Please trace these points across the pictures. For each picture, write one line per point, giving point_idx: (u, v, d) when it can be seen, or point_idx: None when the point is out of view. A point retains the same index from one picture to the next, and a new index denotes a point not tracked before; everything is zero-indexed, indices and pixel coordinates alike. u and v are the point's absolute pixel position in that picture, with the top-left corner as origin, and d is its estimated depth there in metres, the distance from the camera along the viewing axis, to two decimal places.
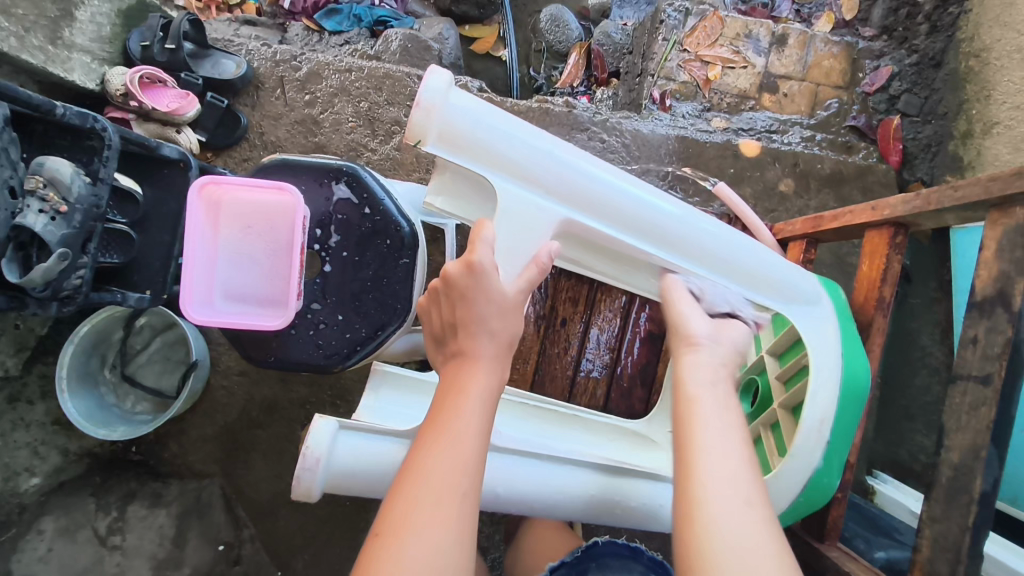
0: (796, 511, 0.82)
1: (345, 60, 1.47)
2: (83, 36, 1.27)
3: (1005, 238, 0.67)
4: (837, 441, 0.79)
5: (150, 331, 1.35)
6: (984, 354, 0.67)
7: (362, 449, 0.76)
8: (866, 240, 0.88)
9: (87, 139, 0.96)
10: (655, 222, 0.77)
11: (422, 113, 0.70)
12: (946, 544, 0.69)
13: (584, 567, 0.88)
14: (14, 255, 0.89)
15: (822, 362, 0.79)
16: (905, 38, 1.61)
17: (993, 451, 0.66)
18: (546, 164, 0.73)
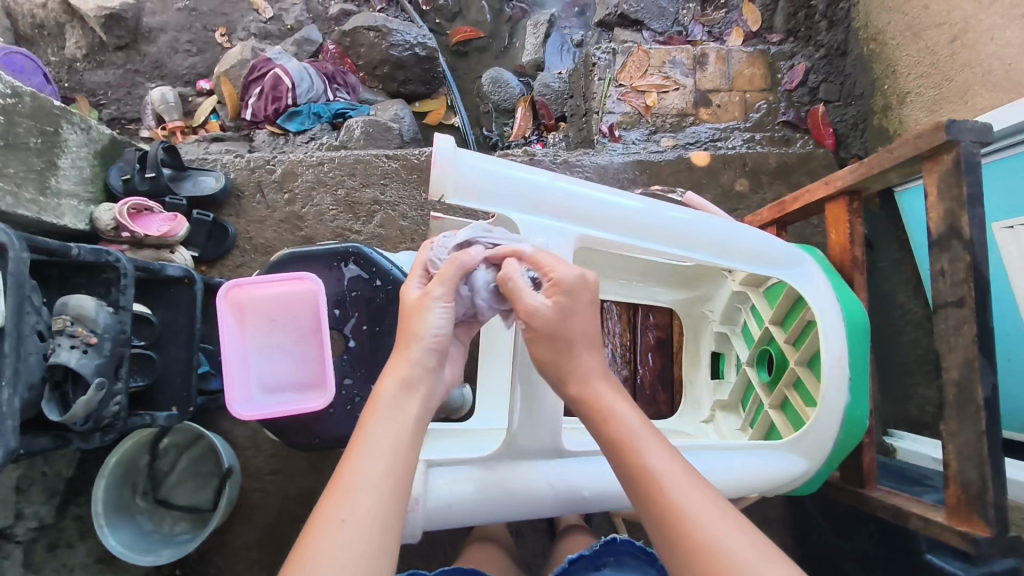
0: (837, 454, 0.87)
1: (315, 155, 1.56)
2: (68, 182, 1.34)
3: (941, 180, 0.77)
4: (858, 377, 0.86)
5: (175, 450, 1.36)
6: (953, 281, 0.76)
7: (454, 481, 0.78)
8: (828, 213, 0.98)
9: (103, 273, 1.01)
10: (658, 228, 0.85)
11: (439, 172, 0.78)
12: (969, 452, 0.75)
13: (601, 562, 0.89)
14: (51, 395, 0.91)
15: (824, 308, 0.85)
16: (809, 36, 1.80)
17: (984, 360, 0.74)
18: (551, 194, 0.83)
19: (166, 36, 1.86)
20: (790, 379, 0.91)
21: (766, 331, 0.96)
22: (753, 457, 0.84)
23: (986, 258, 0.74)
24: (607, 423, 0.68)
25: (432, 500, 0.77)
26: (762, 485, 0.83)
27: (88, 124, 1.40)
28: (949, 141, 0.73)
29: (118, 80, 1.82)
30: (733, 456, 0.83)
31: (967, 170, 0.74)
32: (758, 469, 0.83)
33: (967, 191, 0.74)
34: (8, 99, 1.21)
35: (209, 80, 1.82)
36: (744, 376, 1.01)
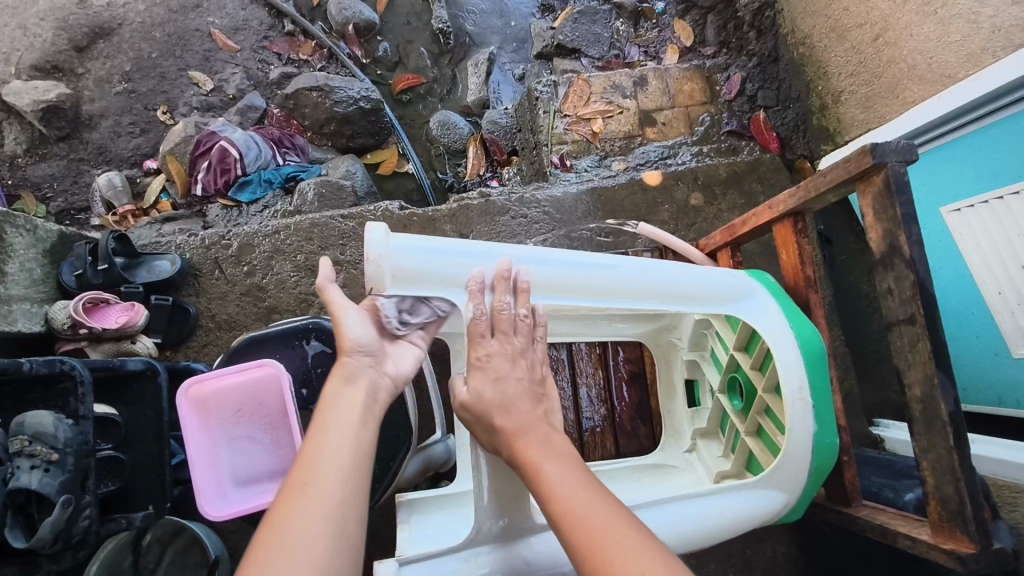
0: (815, 478, 0.87)
1: (270, 225, 1.55)
2: (18, 286, 1.31)
3: (875, 201, 0.79)
4: (822, 402, 0.87)
5: (158, 545, 1.32)
6: (902, 298, 0.77)
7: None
8: (777, 234, 1.00)
9: (60, 382, 0.97)
10: (610, 280, 0.85)
11: (374, 265, 0.74)
12: (944, 467, 0.75)
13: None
14: (16, 519, 0.89)
15: (778, 339, 0.88)
16: (741, 46, 1.84)
17: (943, 375, 0.74)
18: (492, 267, 0.81)
19: (107, 121, 1.84)
20: (760, 406, 0.92)
21: (731, 358, 0.97)
22: (731, 499, 0.85)
23: (930, 275, 0.75)
24: (551, 498, 0.65)
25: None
26: (741, 528, 0.84)
27: (34, 224, 1.38)
28: (876, 164, 0.75)
29: (63, 171, 1.79)
30: (710, 504, 0.83)
31: (897, 190, 0.76)
32: (736, 511, 0.84)
33: (901, 211, 0.76)
34: None
35: (156, 160, 1.81)
36: (717, 405, 1.02)
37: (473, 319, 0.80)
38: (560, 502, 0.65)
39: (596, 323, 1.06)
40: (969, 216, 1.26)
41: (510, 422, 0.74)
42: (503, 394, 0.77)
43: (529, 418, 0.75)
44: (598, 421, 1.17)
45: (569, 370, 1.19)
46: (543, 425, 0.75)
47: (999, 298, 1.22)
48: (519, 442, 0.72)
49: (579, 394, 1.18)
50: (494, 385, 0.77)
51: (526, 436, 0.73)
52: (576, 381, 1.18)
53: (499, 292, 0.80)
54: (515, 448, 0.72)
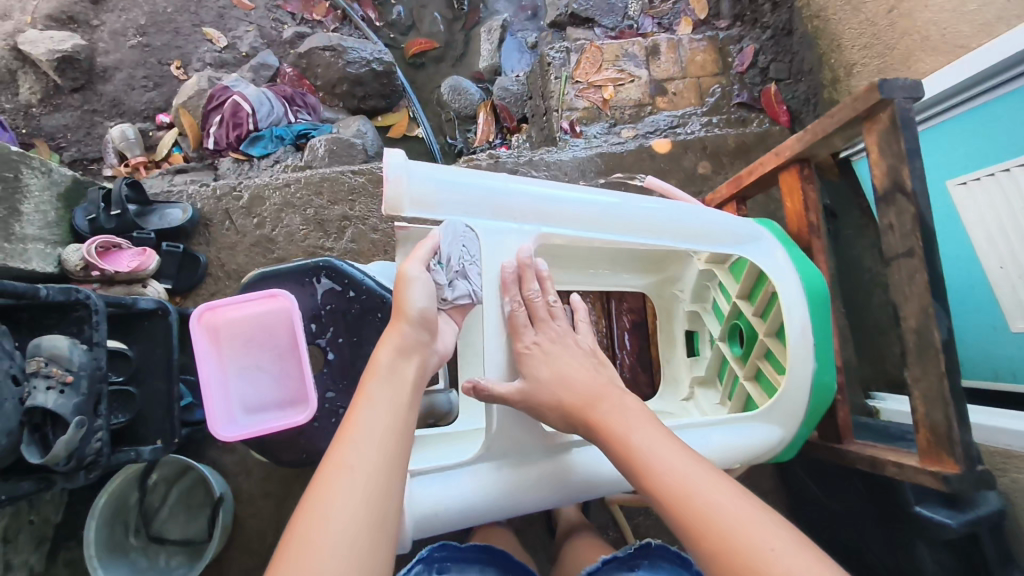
0: (810, 419, 0.90)
1: (280, 178, 1.57)
2: (32, 227, 1.33)
3: (881, 138, 0.80)
4: (822, 344, 0.89)
5: (164, 483, 1.42)
6: (902, 233, 0.79)
7: (440, 489, 0.78)
8: (783, 182, 1.01)
9: (73, 311, 1.00)
10: (616, 217, 0.88)
11: (393, 188, 0.77)
12: (934, 397, 0.77)
13: (636, 563, 0.88)
14: (31, 438, 0.91)
15: (783, 281, 0.90)
16: (756, 19, 1.84)
17: (938, 305, 0.76)
18: (507, 208, 0.85)
19: (122, 74, 1.85)
20: (760, 351, 0.94)
21: (734, 307, 0.99)
22: (735, 430, 0.88)
23: (930, 209, 0.76)
24: (651, 474, 0.68)
25: (418, 510, 0.76)
26: (741, 454, 0.87)
27: (48, 167, 1.40)
28: (884, 100, 0.76)
29: (77, 122, 1.80)
30: (714, 433, 0.86)
31: (903, 126, 0.77)
32: (735, 442, 0.87)
33: (905, 147, 0.77)
34: None
35: (168, 114, 1.81)
36: (717, 353, 1.04)
37: (510, 311, 0.84)
38: (648, 461, 0.69)
39: (598, 280, 1.10)
40: (975, 189, 1.27)
41: (576, 398, 0.78)
42: (559, 374, 0.80)
43: (599, 386, 0.79)
44: None
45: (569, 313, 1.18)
46: (609, 389, 0.79)
47: (1000, 272, 1.24)
48: (595, 409, 0.76)
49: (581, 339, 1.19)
50: (547, 364, 0.80)
51: (601, 407, 0.77)
52: None
53: (525, 282, 0.85)
54: (591, 415, 0.76)
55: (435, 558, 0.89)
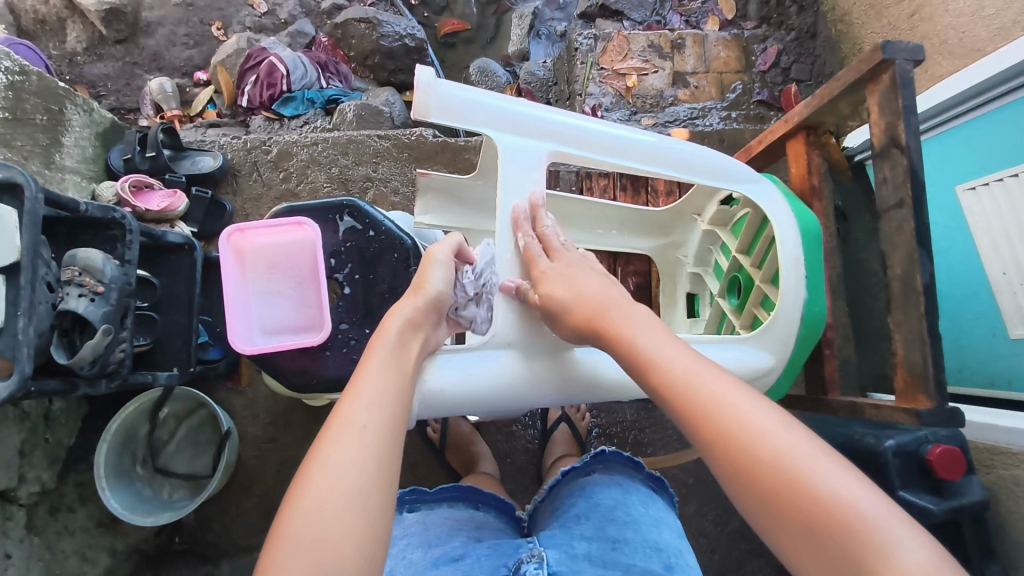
0: (801, 348, 0.98)
1: (309, 136, 1.62)
2: (72, 159, 1.39)
3: (883, 97, 0.90)
4: (813, 277, 0.98)
5: (173, 420, 1.47)
6: (895, 185, 0.89)
7: (456, 371, 0.83)
8: (790, 150, 1.10)
9: (108, 230, 1.05)
10: (631, 147, 0.93)
11: (422, 95, 0.82)
12: (914, 338, 0.87)
13: (591, 469, 1.04)
14: (59, 342, 0.96)
15: (781, 220, 0.97)
16: (782, 21, 1.90)
17: (923, 250, 0.86)
18: (527, 126, 0.88)
19: (164, 30, 1.92)
20: (758, 298, 1.02)
21: (734, 261, 1.10)
22: (743, 350, 0.93)
23: (921, 163, 0.87)
24: (667, 380, 0.70)
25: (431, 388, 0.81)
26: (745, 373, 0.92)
27: (91, 106, 1.46)
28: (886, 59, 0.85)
29: (118, 73, 1.88)
30: (731, 349, 0.92)
31: (903, 85, 0.86)
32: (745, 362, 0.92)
33: (903, 104, 0.86)
34: (16, 76, 1.26)
35: (206, 72, 1.89)
36: (717, 308, 1.15)
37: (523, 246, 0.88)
38: (662, 371, 0.71)
39: (605, 241, 1.22)
40: (983, 195, 1.28)
41: (594, 302, 0.81)
42: (575, 287, 0.83)
43: (609, 297, 0.82)
44: None
45: None
46: (626, 303, 0.82)
47: (1003, 278, 1.25)
48: (605, 318, 0.80)
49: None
50: (564, 284, 0.83)
51: (613, 315, 0.80)
52: None
53: (540, 218, 0.89)
54: (603, 323, 0.79)
55: (406, 498, 1.01)
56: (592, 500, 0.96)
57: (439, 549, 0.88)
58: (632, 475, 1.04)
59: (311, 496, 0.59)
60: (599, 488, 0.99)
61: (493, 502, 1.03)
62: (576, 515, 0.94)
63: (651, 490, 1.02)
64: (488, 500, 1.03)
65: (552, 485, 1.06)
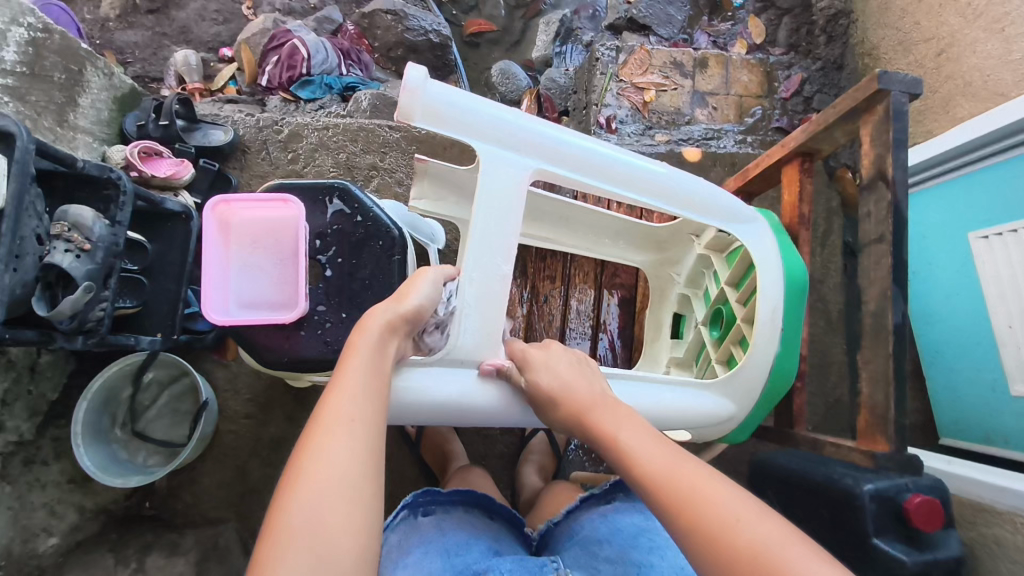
0: (762, 404, 0.99)
1: (321, 120, 1.63)
2: (86, 120, 1.42)
3: (874, 129, 0.89)
4: (790, 331, 0.96)
5: (156, 386, 1.47)
6: (878, 219, 0.88)
7: (429, 384, 0.82)
8: (784, 177, 1.08)
9: (103, 189, 1.07)
10: (623, 172, 0.90)
11: (408, 97, 0.80)
12: (879, 375, 0.87)
13: (611, 497, 1.03)
14: (42, 293, 0.98)
15: (768, 268, 0.95)
16: (809, 50, 1.87)
17: (897, 289, 0.85)
18: (518, 142, 0.85)
19: (196, 5, 1.96)
20: (735, 338, 1.01)
21: (722, 292, 1.06)
22: (683, 397, 0.93)
23: (905, 200, 0.86)
24: (637, 465, 0.70)
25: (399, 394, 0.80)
26: (689, 417, 0.93)
27: (111, 70, 1.50)
28: (880, 89, 0.84)
29: (146, 41, 1.92)
30: (664, 391, 0.92)
31: (895, 118, 0.85)
32: (681, 408, 0.93)
33: (893, 136, 0.85)
34: (39, 33, 1.29)
35: (231, 49, 1.91)
36: (698, 335, 1.13)
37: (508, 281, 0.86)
38: (645, 469, 0.69)
39: (599, 249, 1.22)
40: (995, 244, 1.24)
41: (579, 399, 0.80)
42: (558, 377, 0.83)
43: (596, 395, 0.80)
44: (580, 336, 1.26)
45: (562, 282, 1.28)
46: (612, 400, 0.81)
47: (1008, 331, 1.22)
48: (591, 415, 0.78)
49: (570, 302, 1.27)
50: (550, 373, 0.83)
51: (596, 408, 0.79)
52: (570, 292, 1.28)
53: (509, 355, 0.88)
54: (589, 422, 0.77)
55: (420, 503, 0.97)
56: (616, 527, 0.95)
57: (462, 563, 0.86)
58: None
59: (306, 493, 0.58)
60: (621, 515, 0.98)
61: (505, 515, 1.04)
62: (598, 539, 0.94)
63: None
64: (499, 510, 1.05)
65: (570, 510, 1.04)
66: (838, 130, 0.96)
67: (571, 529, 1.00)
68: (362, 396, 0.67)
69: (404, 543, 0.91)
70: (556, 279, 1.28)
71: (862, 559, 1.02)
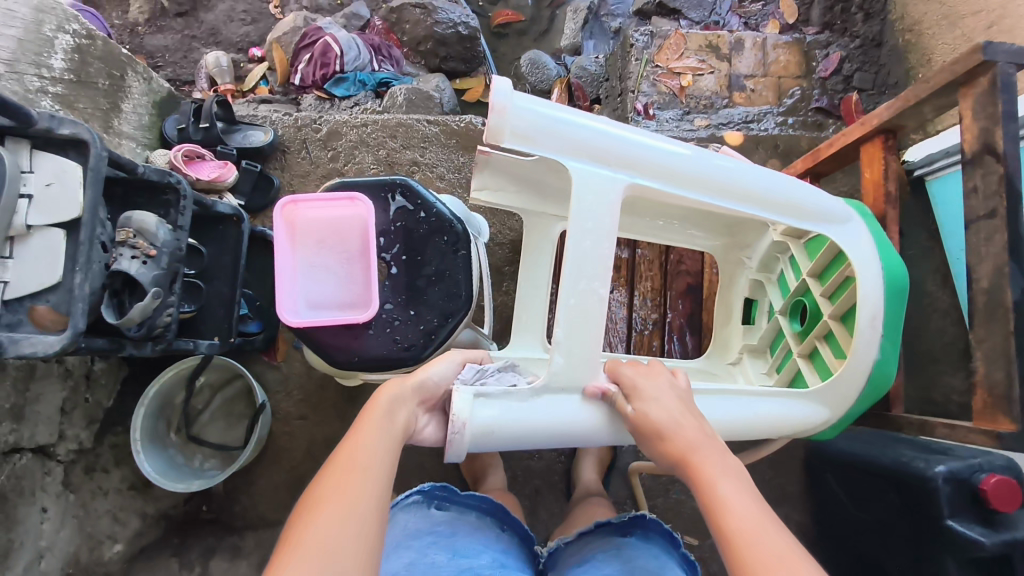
0: (863, 399, 0.95)
1: (359, 117, 1.62)
2: (129, 125, 1.41)
3: (978, 101, 0.88)
4: (891, 328, 0.94)
5: (209, 389, 1.48)
6: (986, 194, 0.87)
7: (500, 413, 0.82)
8: (864, 154, 1.09)
9: (163, 194, 1.06)
10: (715, 177, 0.89)
11: (497, 116, 0.81)
12: (997, 354, 0.86)
13: (627, 531, 0.96)
14: (110, 301, 0.97)
15: (868, 267, 0.93)
16: (846, 28, 1.84)
17: (1012, 264, 0.84)
18: (613, 154, 0.85)
19: (224, 5, 1.96)
20: (820, 332, 1.01)
21: (804, 283, 1.05)
22: (779, 403, 0.93)
23: (1018, 171, 0.84)
24: (728, 520, 0.66)
25: (474, 425, 0.80)
26: (783, 420, 0.92)
27: (149, 74, 1.49)
28: (985, 60, 0.84)
29: (177, 45, 1.93)
30: (761, 403, 0.92)
31: (1002, 88, 0.85)
32: (778, 412, 0.92)
33: (1002, 108, 0.85)
34: (83, 40, 1.28)
35: (260, 48, 1.90)
36: (774, 325, 1.13)
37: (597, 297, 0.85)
38: (735, 525, 0.65)
39: (659, 237, 1.21)
40: None
41: (680, 439, 0.76)
42: (669, 415, 0.78)
43: (702, 437, 0.76)
44: (647, 324, 1.31)
45: (627, 276, 1.33)
46: (715, 442, 0.76)
47: None
48: (696, 457, 0.74)
49: (634, 295, 1.32)
50: (659, 406, 0.80)
51: (701, 451, 0.74)
52: (633, 285, 1.32)
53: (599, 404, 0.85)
54: (689, 462, 0.73)
55: (437, 495, 0.99)
56: (627, 565, 0.89)
57: (466, 562, 0.86)
58: (671, 553, 0.94)
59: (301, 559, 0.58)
60: (634, 555, 0.91)
61: (518, 529, 1.01)
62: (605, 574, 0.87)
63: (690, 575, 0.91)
64: (513, 523, 1.01)
65: (581, 534, 1.00)
66: (928, 106, 0.96)
67: (580, 556, 0.95)
68: (371, 483, 0.67)
69: (412, 530, 0.92)
70: (621, 271, 1.33)
71: (935, 541, 1.00)
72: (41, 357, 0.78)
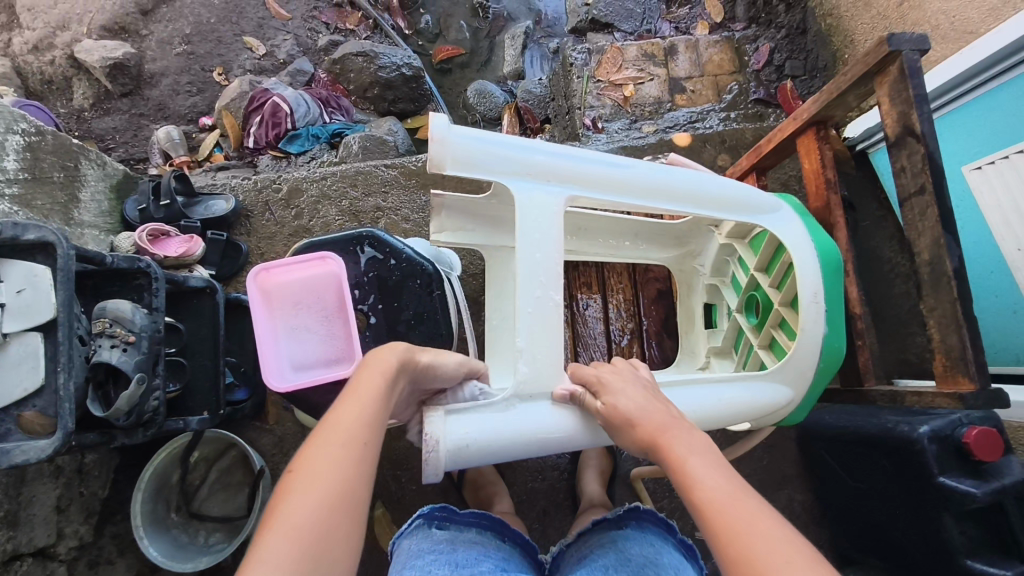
0: (820, 377, 1.00)
1: (316, 173, 1.64)
2: (89, 213, 1.42)
3: (892, 88, 0.95)
4: (835, 306, 0.99)
5: (204, 463, 1.47)
6: (914, 172, 0.93)
7: (472, 425, 0.83)
8: (802, 145, 1.15)
9: (135, 279, 1.07)
10: (645, 182, 0.94)
11: (438, 147, 0.84)
12: (949, 320, 0.91)
13: (624, 523, 1.00)
14: (96, 394, 0.97)
15: (800, 247, 0.99)
16: (771, 20, 1.90)
17: (947, 236, 0.90)
18: (551, 170, 0.90)
19: (168, 80, 1.98)
20: (775, 321, 1.05)
21: (754, 279, 1.10)
22: (743, 386, 0.96)
23: (938, 148, 0.90)
24: (698, 491, 0.69)
25: (450, 443, 0.81)
26: (752, 410, 0.96)
27: (103, 159, 1.50)
28: (892, 52, 0.91)
29: (125, 125, 1.93)
30: (728, 389, 0.95)
31: (911, 74, 0.91)
32: (743, 398, 0.96)
33: (913, 93, 0.91)
34: (33, 137, 1.29)
35: (210, 117, 1.93)
36: (734, 324, 1.17)
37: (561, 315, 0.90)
38: (705, 495, 0.68)
39: (618, 254, 1.25)
40: (989, 173, 1.22)
41: (649, 423, 0.79)
42: (638, 406, 0.81)
43: (669, 419, 0.79)
44: (624, 334, 1.34)
45: (600, 288, 1.37)
46: (684, 423, 0.79)
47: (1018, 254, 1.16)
48: (665, 437, 0.76)
49: (608, 307, 1.35)
50: (627, 397, 0.83)
51: (670, 432, 0.77)
52: (606, 296, 1.36)
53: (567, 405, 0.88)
54: (660, 443, 0.76)
55: (437, 515, 0.97)
56: (624, 555, 0.92)
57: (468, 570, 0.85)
58: (666, 540, 0.96)
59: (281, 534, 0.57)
60: (631, 544, 0.94)
61: (518, 537, 1.02)
62: (604, 566, 0.91)
63: (683, 557, 0.93)
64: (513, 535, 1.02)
65: (582, 534, 1.04)
66: (850, 96, 1.03)
67: (582, 552, 1.00)
68: (346, 453, 0.66)
69: (415, 549, 0.90)
70: (592, 285, 1.37)
71: (927, 502, 1.03)
72: (35, 462, 0.79)
